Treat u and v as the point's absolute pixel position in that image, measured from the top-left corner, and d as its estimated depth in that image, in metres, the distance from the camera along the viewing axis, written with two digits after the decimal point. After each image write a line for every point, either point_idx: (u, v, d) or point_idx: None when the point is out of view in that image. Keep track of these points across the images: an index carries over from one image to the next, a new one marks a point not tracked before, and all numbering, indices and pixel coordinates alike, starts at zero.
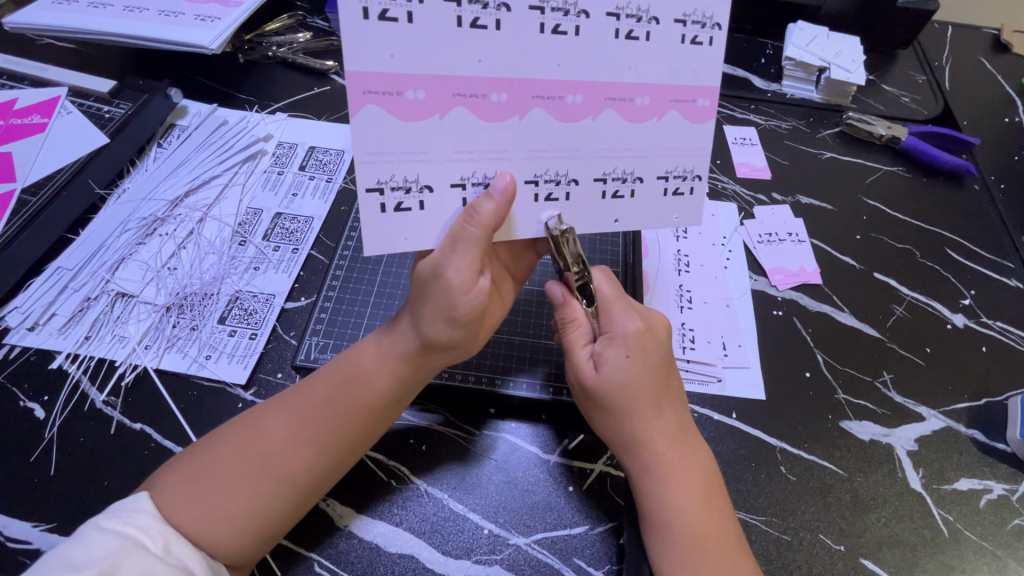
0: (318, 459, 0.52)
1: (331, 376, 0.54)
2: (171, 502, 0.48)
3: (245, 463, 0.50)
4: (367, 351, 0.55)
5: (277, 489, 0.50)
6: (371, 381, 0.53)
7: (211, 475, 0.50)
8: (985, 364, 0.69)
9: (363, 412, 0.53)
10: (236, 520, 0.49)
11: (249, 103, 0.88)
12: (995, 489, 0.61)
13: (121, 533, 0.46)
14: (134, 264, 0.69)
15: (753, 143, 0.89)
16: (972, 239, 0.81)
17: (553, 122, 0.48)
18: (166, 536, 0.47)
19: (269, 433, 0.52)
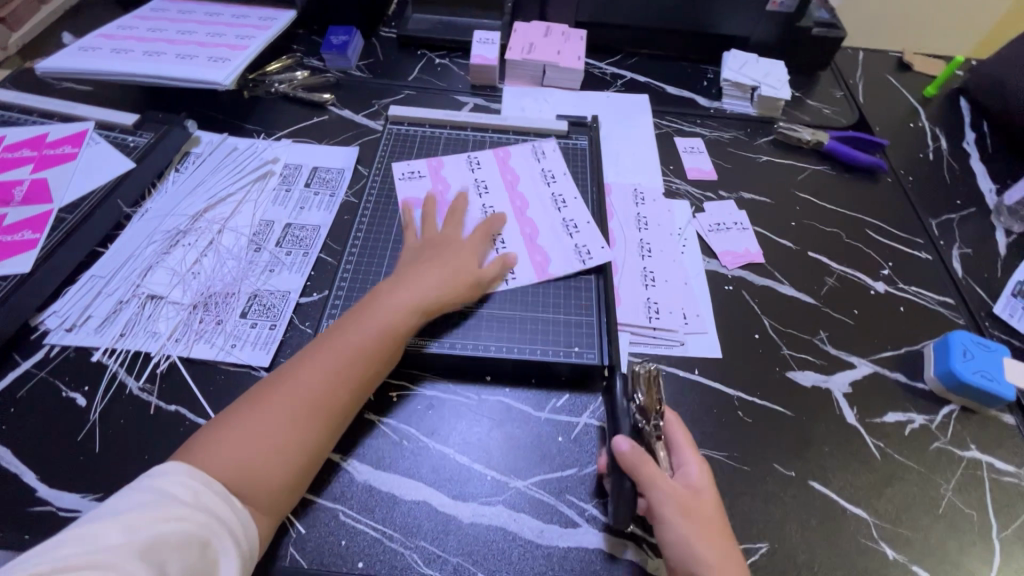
0: (349, 399, 0.62)
1: (345, 321, 0.66)
2: (214, 457, 0.54)
3: (276, 402, 0.59)
4: (373, 300, 0.67)
5: (315, 434, 0.59)
6: (374, 312, 0.66)
7: (246, 419, 0.57)
8: (903, 321, 0.82)
9: (377, 343, 0.64)
10: (272, 448, 0.56)
11: (256, 132, 0.99)
12: (916, 420, 0.72)
13: (152, 486, 0.49)
14: (161, 271, 0.78)
15: (700, 151, 1.03)
16: (887, 221, 0.95)
17: (533, 191, 0.87)
18: (193, 486, 0.51)
19: (304, 385, 0.60)
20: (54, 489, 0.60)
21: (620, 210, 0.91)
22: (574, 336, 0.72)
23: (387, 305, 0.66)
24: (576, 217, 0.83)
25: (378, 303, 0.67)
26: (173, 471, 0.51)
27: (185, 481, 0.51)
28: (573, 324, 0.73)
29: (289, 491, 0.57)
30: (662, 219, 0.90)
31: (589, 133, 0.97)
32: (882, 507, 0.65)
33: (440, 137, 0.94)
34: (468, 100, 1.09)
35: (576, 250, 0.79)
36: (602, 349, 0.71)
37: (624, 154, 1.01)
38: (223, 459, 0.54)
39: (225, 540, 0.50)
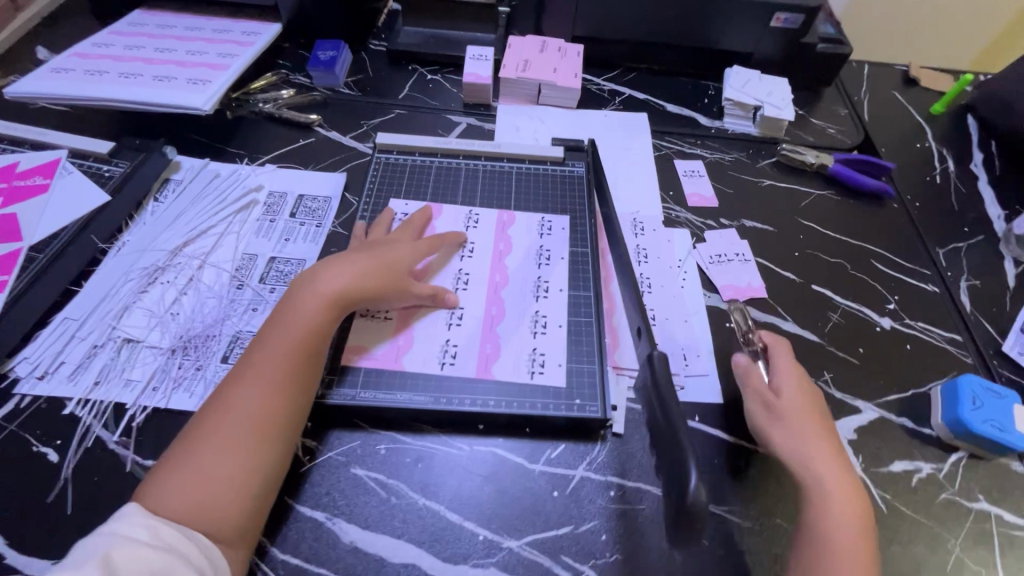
0: (283, 403, 0.60)
1: (267, 332, 0.65)
2: (159, 493, 0.53)
3: (222, 428, 0.57)
4: (276, 311, 0.66)
5: (256, 448, 0.57)
6: (301, 316, 0.65)
7: (199, 449, 0.56)
8: (910, 360, 0.79)
9: (298, 348, 0.63)
10: (227, 475, 0.55)
11: (239, 156, 0.95)
12: (924, 469, 0.69)
13: (105, 534, 0.49)
14: (137, 312, 0.74)
15: (701, 175, 0.99)
16: (893, 250, 0.92)
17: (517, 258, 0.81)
18: (149, 525, 0.51)
19: (233, 401, 0.59)
20: (22, 555, 0.57)
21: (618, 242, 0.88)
22: (575, 387, 0.69)
23: (296, 309, 0.65)
24: (552, 280, 0.78)
25: (281, 310, 0.66)
26: (128, 513, 0.51)
27: (138, 523, 0.50)
28: (575, 372, 0.70)
29: (244, 513, 0.55)
30: (662, 251, 0.87)
31: (586, 159, 0.94)
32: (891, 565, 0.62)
33: (431, 164, 0.91)
34: (461, 119, 1.05)
35: (533, 317, 0.75)
36: (604, 402, 0.68)
37: (622, 179, 0.97)
38: (168, 493, 0.53)
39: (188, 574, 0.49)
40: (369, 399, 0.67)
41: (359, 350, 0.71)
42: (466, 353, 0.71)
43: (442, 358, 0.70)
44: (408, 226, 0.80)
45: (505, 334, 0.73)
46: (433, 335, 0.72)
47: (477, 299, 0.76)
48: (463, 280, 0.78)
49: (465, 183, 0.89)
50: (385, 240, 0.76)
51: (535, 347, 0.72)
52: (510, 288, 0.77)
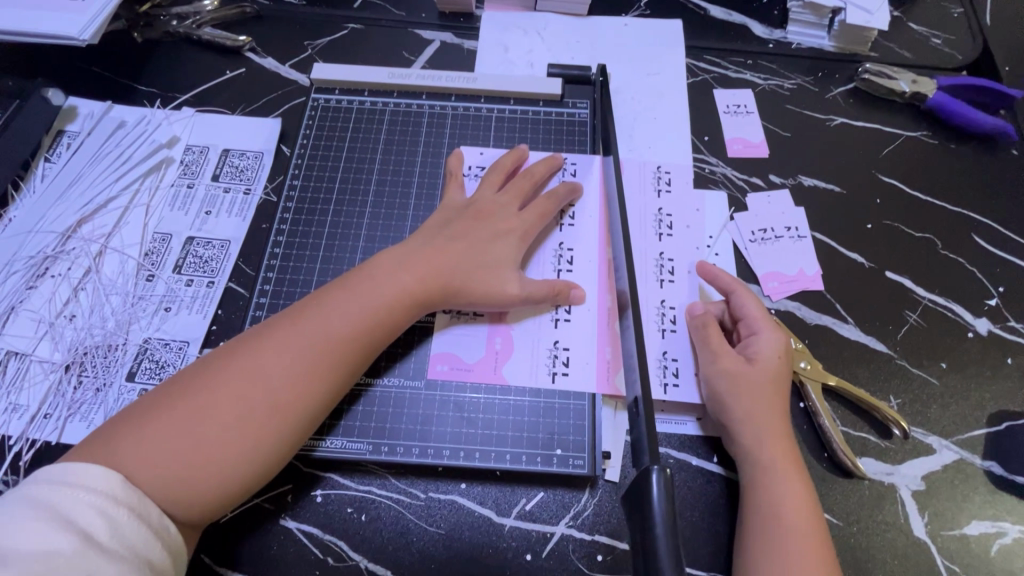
0: (300, 400, 0.48)
1: (311, 313, 0.51)
2: (126, 452, 0.43)
3: (222, 406, 0.46)
4: (333, 295, 0.53)
5: (252, 437, 0.46)
6: (356, 316, 0.51)
7: (186, 421, 0.45)
8: (1010, 380, 0.60)
9: (341, 355, 0.50)
10: (206, 463, 0.45)
11: (150, 96, 0.74)
12: (1008, 532, 0.54)
13: (52, 508, 0.39)
14: (25, 316, 0.60)
15: (749, 112, 0.75)
16: (1004, 220, 0.68)
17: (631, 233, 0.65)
18: (110, 513, 0.40)
19: (248, 369, 0.48)
20: None
21: (638, 201, 0.68)
22: (556, 434, 0.55)
23: (363, 292, 0.52)
24: (678, 257, 0.64)
25: (348, 284, 0.53)
26: (87, 476, 0.41)
27: (101, 508, 0.40)
28: (556, 409, 0.56)
29: (211, 503, 0.45)
30: (687, 221, 0.67)
31: (593, 94, 0.70)
32: None
33: (385, 107, 0.69)
34: (433, 36, 0.80)
35: (659, 310, 0.61)
36: (593, 455, 0.54)
37: (642, 119, 0.73)
38: (129, 456, 0.43)
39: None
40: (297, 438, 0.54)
41: (451, 353, 0.57)
42: (413, 379, 0.57)
43: (552, 367, 0.57)
44: (525, 176, 0.63)
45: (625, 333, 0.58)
46: (535, 336, 0.58)
47: (589, 285, 0.60)
48: (568, 259, 0.61)
49: (430, 133, 0.68)
50: (496, 205, 0.60)
51: (557, 341, 0.58)
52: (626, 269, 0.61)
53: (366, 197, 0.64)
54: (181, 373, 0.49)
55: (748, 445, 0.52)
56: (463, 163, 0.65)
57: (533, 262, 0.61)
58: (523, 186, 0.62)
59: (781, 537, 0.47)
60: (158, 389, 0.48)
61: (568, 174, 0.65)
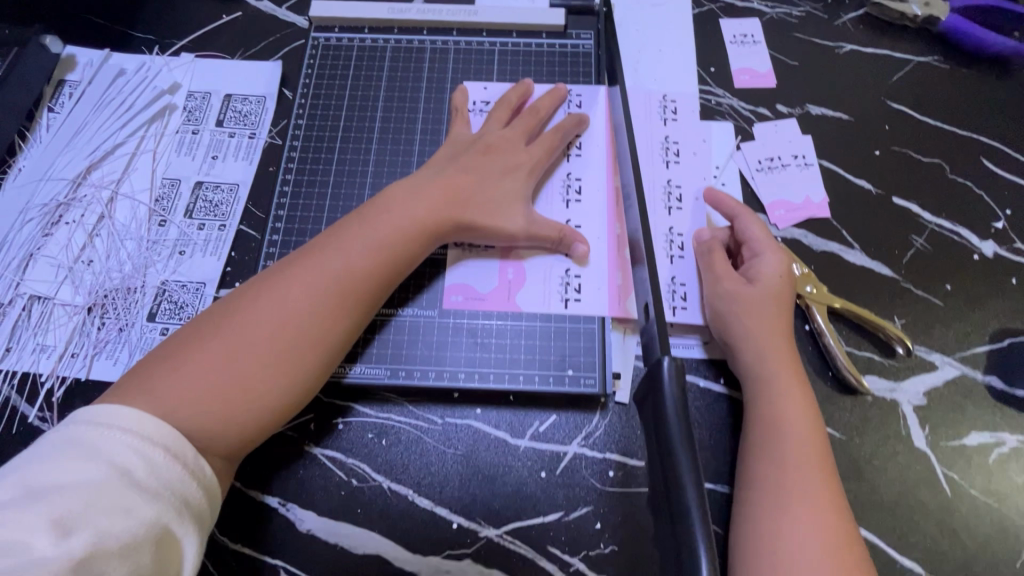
0: (322, 332, 0.49)
1: (328, 246, 0.52)
2: (160, 388, 0.43)
3: (251, 337, 0.46)
4: (347, 229, 0.53)
5: (279, 369, 0.47)
6: (373, 247, 0.52)
7: (217, 353, 0.45)
8: (1014, 298, 0.61)
9: (361, 284, 0.51)
10: (241, 392, 0.45)
11: (148, 42, 0.73)
12: (1007, 442, 0.55)
13: (90, 449, 0.39)
14: (44, 262, 0.62)
15: (756, 41, 0.73)
16: (1014, 143, 0.68)
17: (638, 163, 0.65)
18: (145, 453, 0.40)
19: (269, 304, 0.48)
20: None
21: (645, 133, 0.67)
22: (567, 356, 0.57)
23: (374, 227, 0.53)
24: (685, 186, 0.65)
25: (358, 221, 0.53)
26: (120, 417, 0.40)
27: (137, 449, 0.40)
28: (567, 333, 0.57)
29: (244, 436, 0.46)
30: (693, 153, 0.66)
31: (597, 25, 0.69)
32: (949, 561, 0.52)
33: (386, 45, 0.68)
34: None
35: (667, 237, 0.62)
36: (604, 375, 0.56)
37: (647, 52, 0.72)
38: (159, 395, 0.43)
39: (188, 526, 0.40)
40: None
41: (464, 284, 0.59)
42: (425, 310, 0.58)
43: (563, 294, 0.58)
44: (532, 110, 0.62)
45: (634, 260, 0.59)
46: (547, 265, 0.59)
47: (598, 215, 0.60)
48: (577, 190, 0.61)
49: (432, 70, 0.67)
50: (504, 139, 0.60)
51: (568, 269, 0.59)
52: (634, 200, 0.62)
53: (370, 136, 0.64)
54: (204, 315, 0.49)
55: (748, 360, 0.53)
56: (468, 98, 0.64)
57: (542, 193, 0.61)
58: (530, 120, 0.61)
59: (776, 443, 0.49)
60: (181, 332, 0.48)
61: (574, 106, 0.65)
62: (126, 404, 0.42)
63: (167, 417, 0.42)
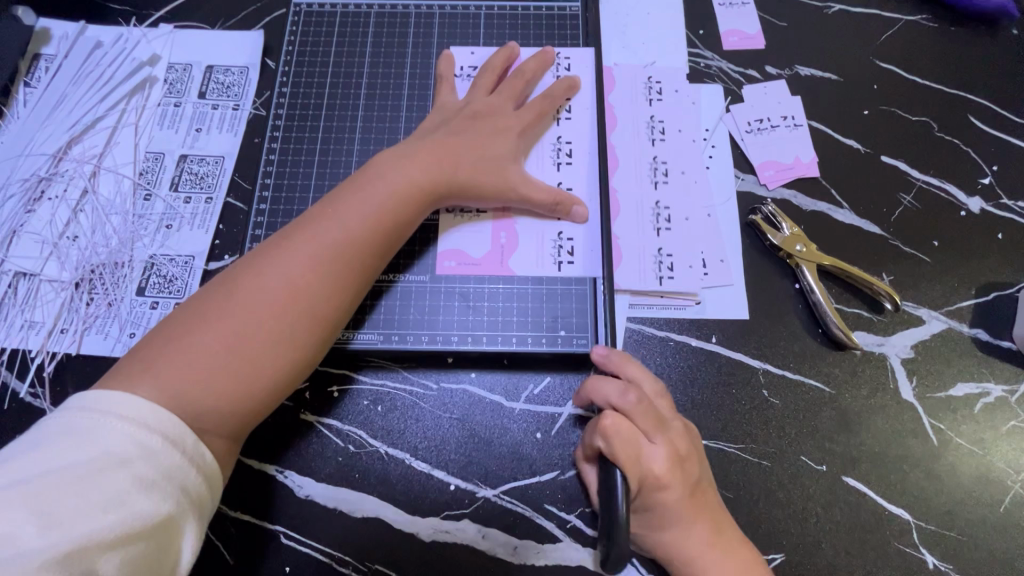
0: (323, 305, 0.49)
1: (319, 219, 0.51)
2: (161, 369, 0.43)
3: (249, 314, 0.46)
4: (339, 199, 0.52)
5: (283, 344, 0.47)
6: (365, 217, 0.51)
7: (216, 334, 0.45)
8: (1001, 253, 0.62)
9: (358, 255, 0.50)
10: (245, 370, 0.45)
11: (124, 14, 0.71)
12: (992, 392, 0.56)
13: (86, 436, 0.38)
14: (27, 238, 0.61)
15: (744, 2, 0.72)
16: (1001, 100, 0.68)
17: (625, 130, 0.65)
18: (142, 442, 0.39)
19: (265, 279, 0.47)
20: None
21: (635, 95, 0.67)
22: (560, 317, 0.57)
23: (368, 196, 0.52)
24: (676, 149, 0.64)
25: (351, 191, 0.52)
26: (118, 404, 0.40)
27: (132, 436, 0.39)
28: (560, 294, 0.57)
29: (252, 414, 0.46)
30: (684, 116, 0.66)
31: None
32: (935, 507, 0.53)
33: (370, 11, 0.67)
34: None
35: (654, 210, 0.62)
36: (597, 334, 0.56)
37: (635, 16, 0.71)
38: (165, 378, 0.43)
39: (186, 513, 0.40)
40: None
41: (457, 249, 0.59)
42: (418, 276, 0.58)
43: (557, 256, 0.58)
44: (518, 74, 0.61)
45: (620, 231, 0.61)
46: (541, 227, 0.59)
47: (589, 177, 0.60)
48: (568, 153, 0.61)
49: (417, 36, 0.66)
50: (492, 107, 0.59)
51: (561, 232, 0.59)
52: (621, 172, 0.63)
53: (356, 103, 0.63)
54: (198, 293, 0.48)
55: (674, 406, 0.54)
56: (454, 64, 0.64)
57: (533, 155, 0.61)
58: (517, 86, 0.61)
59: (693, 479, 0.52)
60: (177, 313, 0.47)
61: (563, 70, 0.64)
62: (129, 387, 0.42)
63: (177, 399, 0.42)
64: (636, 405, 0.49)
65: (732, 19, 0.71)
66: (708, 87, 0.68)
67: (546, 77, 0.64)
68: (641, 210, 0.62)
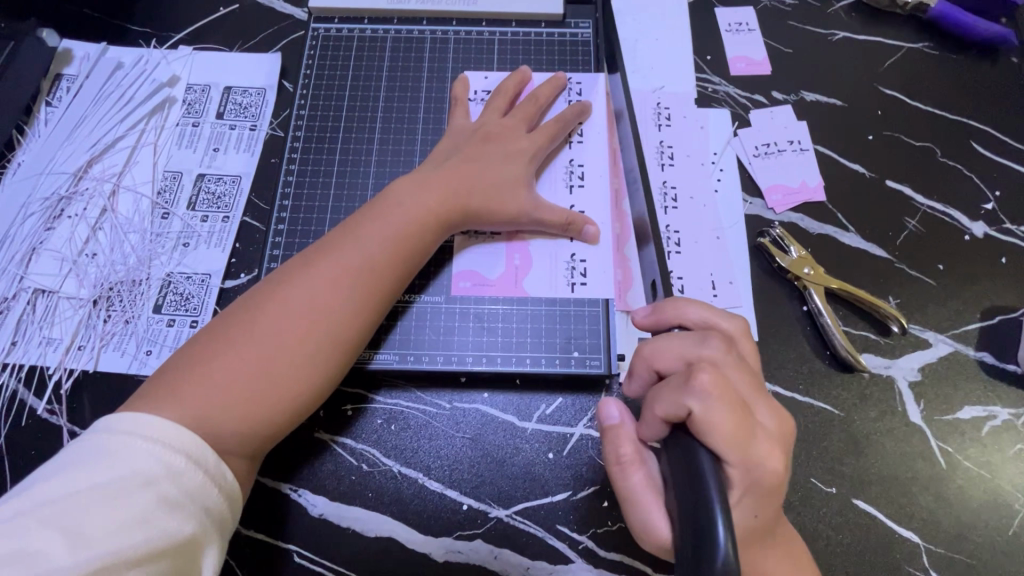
0: (344, 329, 0.49)
1: (341, 243, 0.52)
2: (186, 391, 0.44)
3: (273, 337, 0.47)
4: (360, 223, 0.53)
5: (304, 366, 0.47)
6: (386, 242, 0.52)
7: (240, 357, 0.46)
8: (1005, 277, 0.63)
9: (378, 279, 0.51)
10: (268, 392, 0.46)
11: (144, 36, 0.73)
12: (999, 415, 0.57)
13: (113, 457, 0.39)
14: (47, 256, 0.62)
15: (751, 30, 0.74)
16: (1002, 126, 0.70)
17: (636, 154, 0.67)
18: (167, 462, 0.40)
19: (289, 302, 0.48)
20: None
21: (645, 119, 0.69)
22: (572, 338, 0.57)
23: (388, 221, 0.53)
24: (686, 173, 0.66)
25: (372, 216, 0.54)
26: (143, 425, 0.41)
27: (158, 456, 0.40)
28: (572, 316, 0.58)
29: (271, 436, 0.47)
30: (693, 141, 0.67)
31: (595, 14, 0.70)
32: (944, 530, 0.53)
33: (386, 36, 0.68)
34: None
35: (664, 233, 0.63)
36: (609, 356, 0.57)
37: (644, 42, 0.73)
38: (189, 399, 0.44)
39: (208, 533, 0.41)
40: None
41: (472, 269, 0.59)
42: (432, 296, 0.59)
43: (570, 278, 0.59)
44: (531, 99, 0.63)
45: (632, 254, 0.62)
46: (554, 248, 0.60)
47: (601, 200, 0.61)
48: (580, 176, 0.62)
49: (432, 61, 0.67)
50: (505, 130, 0.61)
51: (574, 253, 0.60)
52: None
53: (372, 126, 0.65)
54: (223, 316, 0.49)
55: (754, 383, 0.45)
56: (468, 88, 0.65)
57: (546, 178, 0.62)
58: (530, 110, 0.62)
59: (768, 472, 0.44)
60: (202, 335, 0.48)
61: (575, 94, 0.66)
62: (153, 410, 0.43)
63: (200, 421, 0.43)
64: (722, 357, 0.43)
65: (739, 45, 0.73)
66: (717, 111, 0.69)
67: (559, 101, 0.65)
68: None
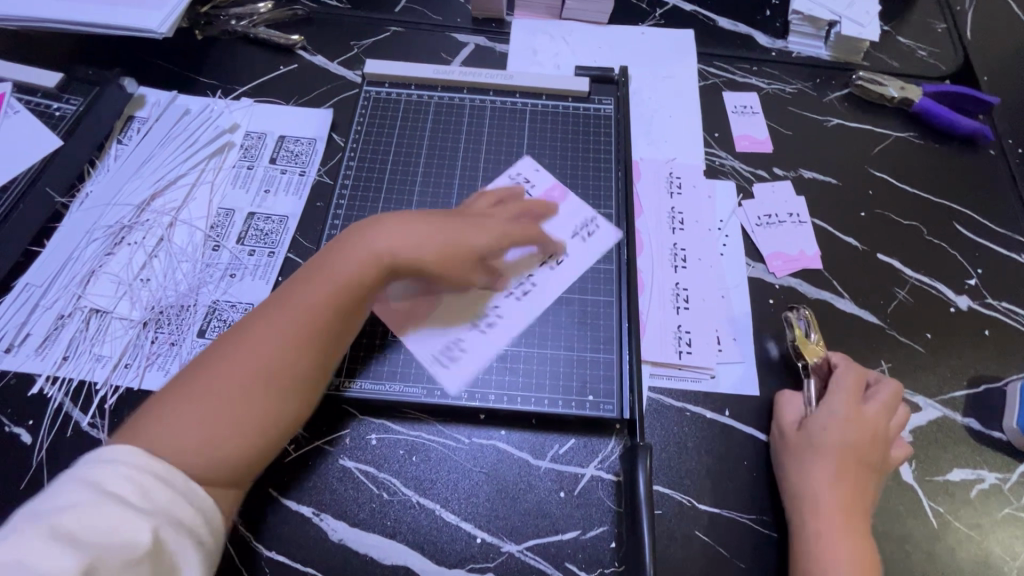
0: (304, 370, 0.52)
1: (298, 290, 0.55)
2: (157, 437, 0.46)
3: (236, 383, 0.50)
4: (319, 273, 0.56)
5: (283, 412, 0.51)
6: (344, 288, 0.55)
7: (206, 402, 0.48)
8: (988, 348, 0.68)
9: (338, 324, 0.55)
10: (235, 434, 0.49)
11: (212, 87, 0.81)
12: (987, 479, 0.60)
13: (93, 476, 0.42)
14: (104, 278, 0.67)
15: (754, 112, 0.82)
16: (983, 210, 0.77)
17: (649, 218, 0.73)
18: (138, 477, 0.42)
19: (249, 349, 0.51)
20: None
21: (657, 186, 0.76)
22: (588, 382, 0.62)
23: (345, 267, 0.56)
24: (695, 236, 0.72)
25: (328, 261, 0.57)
26: (116, 452, 0.43)
27: (128, 475, 0.42)
28: (588, 361, 0.63)
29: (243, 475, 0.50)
30: (700, 208, 0.74)
31: (616, 93, 0.79)
32: None
33: (430, 101, 0.77)
34: (469, 39, 0.86)
35: (674, 290, 0.69)
36: (621, 400, 0.61)
37: (659, 117, 0.81)
38: (163, 448, 0.46)
39: (184, 541, 0.42)
40: (363, 391, 0.60)
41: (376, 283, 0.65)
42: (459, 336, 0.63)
43: (443, 352, 0.62)
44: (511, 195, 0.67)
45: (643, 306, 0.67)
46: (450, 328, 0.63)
47: (526, 317, 0.64)
48: (525, 290, 0.65)
49: (470, 125, 0.75)
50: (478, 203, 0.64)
51: (460, 338, 0.63)
52: (644, 255, 0.71)
53: (413, 180, 0.72)
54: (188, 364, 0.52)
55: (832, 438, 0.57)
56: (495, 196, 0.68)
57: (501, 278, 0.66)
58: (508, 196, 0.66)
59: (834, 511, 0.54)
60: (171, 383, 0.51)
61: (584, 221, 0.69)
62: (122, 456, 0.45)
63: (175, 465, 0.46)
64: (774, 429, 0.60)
65: (744, 125, 0.81)
66: (724, 184, 0.76)
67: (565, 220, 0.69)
68: (662, 290, 0.69)
